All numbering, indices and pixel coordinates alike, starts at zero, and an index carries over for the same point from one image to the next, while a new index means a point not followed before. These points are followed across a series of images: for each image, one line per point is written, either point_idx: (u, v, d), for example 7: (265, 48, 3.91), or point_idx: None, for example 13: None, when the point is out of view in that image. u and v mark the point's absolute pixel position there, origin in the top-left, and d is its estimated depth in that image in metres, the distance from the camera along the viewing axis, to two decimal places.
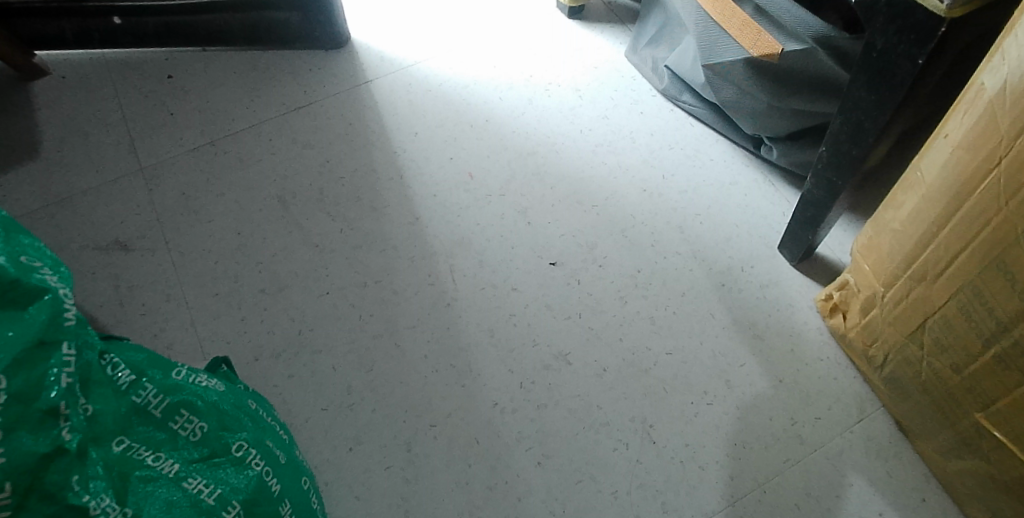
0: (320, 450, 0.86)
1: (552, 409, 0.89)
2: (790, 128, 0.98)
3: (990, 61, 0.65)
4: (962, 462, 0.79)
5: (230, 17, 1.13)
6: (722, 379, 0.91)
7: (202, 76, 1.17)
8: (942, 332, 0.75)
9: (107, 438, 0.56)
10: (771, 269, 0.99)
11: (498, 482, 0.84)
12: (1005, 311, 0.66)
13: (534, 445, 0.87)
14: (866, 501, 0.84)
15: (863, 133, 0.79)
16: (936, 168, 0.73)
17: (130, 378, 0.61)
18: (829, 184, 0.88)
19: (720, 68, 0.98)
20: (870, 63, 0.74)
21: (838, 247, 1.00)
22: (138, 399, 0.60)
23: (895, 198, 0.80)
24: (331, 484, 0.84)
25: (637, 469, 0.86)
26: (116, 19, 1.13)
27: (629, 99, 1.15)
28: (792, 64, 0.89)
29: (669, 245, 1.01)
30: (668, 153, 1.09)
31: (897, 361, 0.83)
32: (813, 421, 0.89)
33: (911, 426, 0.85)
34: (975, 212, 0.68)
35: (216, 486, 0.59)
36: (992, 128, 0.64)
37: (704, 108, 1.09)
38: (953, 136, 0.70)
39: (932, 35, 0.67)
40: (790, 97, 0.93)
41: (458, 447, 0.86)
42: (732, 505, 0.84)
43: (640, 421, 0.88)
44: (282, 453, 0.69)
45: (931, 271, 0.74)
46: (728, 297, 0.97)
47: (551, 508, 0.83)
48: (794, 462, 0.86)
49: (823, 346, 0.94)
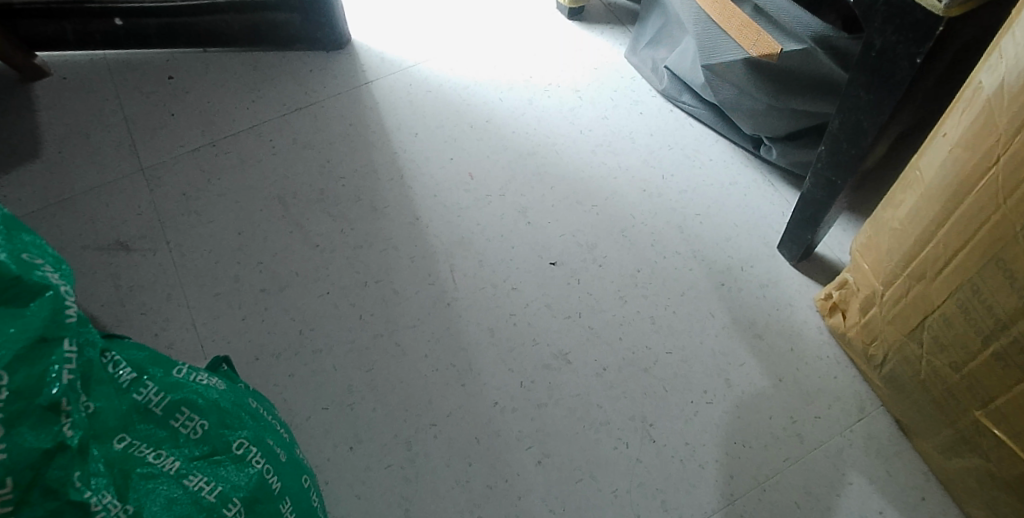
0: (320, 449, 0.86)
1: (552, 408, 0.89)
2: (789, 128, 0.98)
3: (988, 60, 0.66)
4: (962, 460, 0.79)
5: (231, 19, 1.14)
6: (722, 378, 0.91)
7: (203, 77, 1.17)
8: (942, 330, 0.75)
9: (108, 436, 0.57)
10: (771, 268, 0.99)
11: (498, 480, 0.85)
12: (1004, 308, 0.67)
13: (534, 444, 0.87)
14: (866, 499, 0.84)
15: (862, 133, 0.80)
16: (934, 167, 0.73)
17: (131, 376, 0.61)
18: (828, 184, 0.88)
19: (720, 69, 0.98)
20: (869, 63, 0.74)
21: (837, 246, 1.00)
22: (138, 397, 0.60)
23: (894, 197, 0.80)
24: (331, 483, 0.84)
25: (637, 467, 0.86)
26: (116, 21, 1.13)
27: (629, 100, 1.15)
28: (791, 64, 0.89)
29: (669, 245, 1.01)
30: (667, 153, 1.10)
31: (897, 360, 0.83)
32: (813, 420, 0.89)
33: (911, 425, 0.85)
34: (973, 210, 0.68)
35: (217, 484, 0.60)
36: (990, 126, 0.65)
37: (703, 108, 1.10)
38: (951, 134, 0.70)
39: (930, 34, 0.67)
40: (790, 97, 0.94)
41: (458, 446, 0.86)
42: (732, 504, 0.84)
43: (640, 419, 0.89)
44: (282, 451, 0.69)
45: (930, 270, 0.75)
46: (727, 296, 0.97)
47: (551, 506, 0.83)
48: (793, 461, 0.86)
49: (822, 346, 0.94)
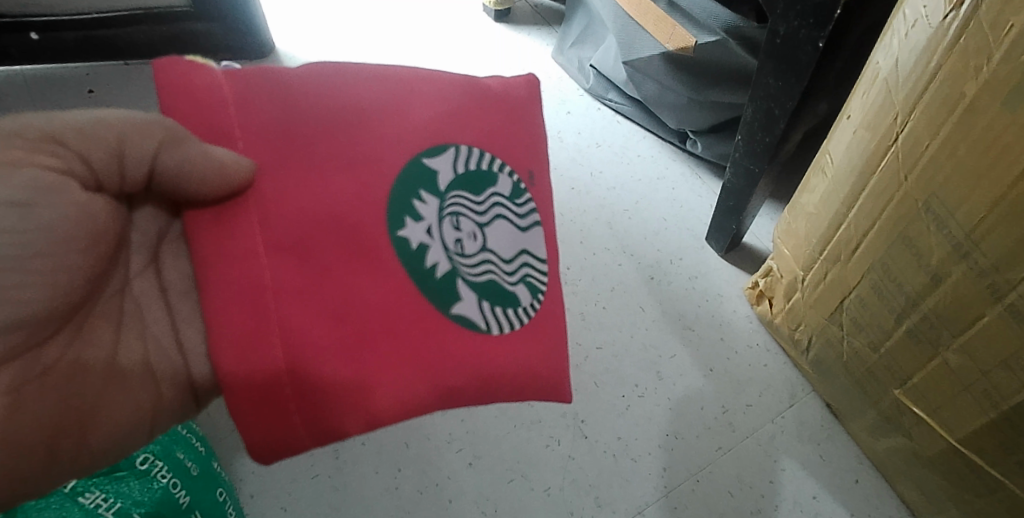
0: (245, 462, 0.82)
1: (483, 409, 0.88)
2: (711, 121, 0.99)
3: (883, 40, 0.67)
4: (889, 440, 0.81)
5: (150, 29, 1.04)
6: (654, 371, 0.91)
7: (125, 91, 1.10)
8: (858, 311, 0.76)
9: (407, 213, 0.52)
10: (700, 260, 1.00)
11: (428, 485, 0.83)
12: (914, 287, 0.68)
13: (465, 447, 0.85)
14: (800, 485, 0.85)
15: (774, 120, 0.81)
16: (842, 150, 0.74)
17: (424, 169, 0.53)
18: (747, 172, 0.89)
19: (641, 64, 0.99)
20: (775, 50, 0.75)
21: (764, 235, 1.02)
22: (432, 191, 0.53)
23: (809, 183, 0.82)
24: (255, 497, 0.81)
25: (570, 465, 0.85)
26: (32, 36, 1.01)
27: (557, 100, 1.15)
28: (707, 56, 0.90)
29: (598, 241, 1.01)
30: (596, 151, 1.10)
31: (821, 343, 0.84)
32: (745, 408, 0.89)
33: (841, 409, 0.87)
34: (876, 192, 0.70)
35: (115, 500, 0.67)
36: (888, 105, 0.66)
37: (630, 105, 1.11)
38: (854, 116, 0.72)
39: (829, 17, 0.68)
40: (708, 90, 0.95)
41: (387, 453, 0.84)
42: (667, 496, 0.83)
43: (572, 416, 0.88)
44: (195, 465, 0.72)
45: (844, 252, 0.76)
46: (658, 290, 0.97)
47: (483, 508, 0.82)
48: (726, 450, 0.86)
49: (752, 333, 0.95)
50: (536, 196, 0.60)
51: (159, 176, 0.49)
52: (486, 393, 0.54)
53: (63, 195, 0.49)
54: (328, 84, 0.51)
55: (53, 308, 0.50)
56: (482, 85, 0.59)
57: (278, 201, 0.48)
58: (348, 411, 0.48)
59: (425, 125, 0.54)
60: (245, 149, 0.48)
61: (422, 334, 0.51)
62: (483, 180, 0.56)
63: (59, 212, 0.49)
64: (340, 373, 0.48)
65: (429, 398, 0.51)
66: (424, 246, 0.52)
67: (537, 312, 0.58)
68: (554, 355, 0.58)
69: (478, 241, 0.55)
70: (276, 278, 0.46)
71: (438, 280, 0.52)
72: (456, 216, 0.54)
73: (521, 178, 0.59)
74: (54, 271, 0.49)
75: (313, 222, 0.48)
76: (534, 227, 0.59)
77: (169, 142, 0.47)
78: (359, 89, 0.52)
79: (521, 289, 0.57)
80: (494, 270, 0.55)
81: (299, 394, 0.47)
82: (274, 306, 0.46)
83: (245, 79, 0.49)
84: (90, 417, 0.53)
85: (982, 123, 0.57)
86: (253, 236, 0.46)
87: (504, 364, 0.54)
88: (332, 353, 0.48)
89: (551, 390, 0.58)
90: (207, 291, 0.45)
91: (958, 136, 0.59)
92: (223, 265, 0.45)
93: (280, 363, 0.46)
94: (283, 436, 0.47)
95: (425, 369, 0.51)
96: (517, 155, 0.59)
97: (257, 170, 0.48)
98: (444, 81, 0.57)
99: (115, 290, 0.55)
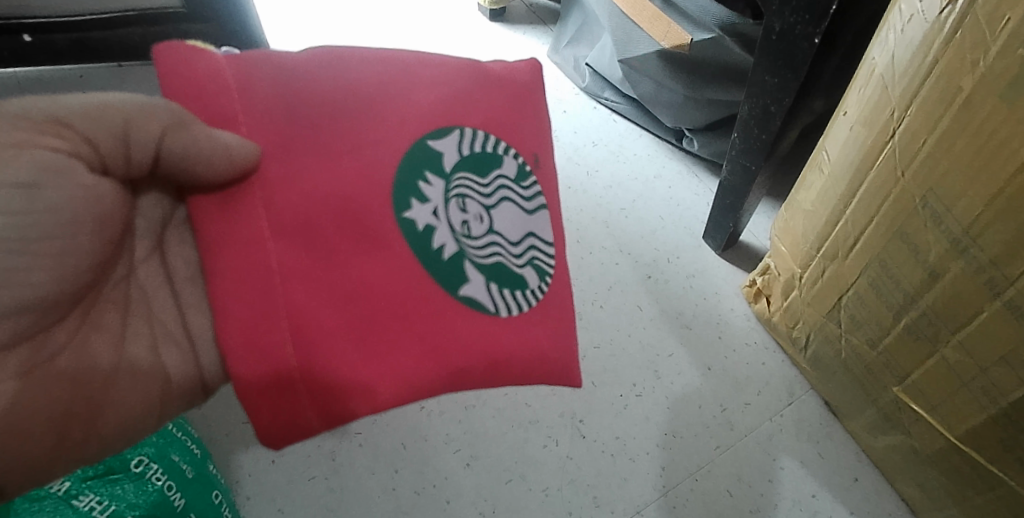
0: (240, 465, 0.82)
1: (480, 409, 0.87)
2: (708, 119, 0.99)
3: (879, 36, 0.67)
4: (888, 438, 0.81)
5: (144, 30, 1.03)
6: (652, 370, 0.91)
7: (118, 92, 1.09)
8: (856, 308, 0.76)
9: (413, 195, 0.51)
10: (697, 259, 1.00)
11: (426, 486, 0.82)
12: (912, 283, 0.68)
13: (462, 447, 0.85)
14: (799, 483, 0.85)
15: (771, 117, 0.80)
16: (838, 146, 0.74)
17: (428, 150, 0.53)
18: (744, 170, 0.88)
19: (637, 62, 0.99)
20: (771, 47, 0.75)
21: (761, 233, 1.02)
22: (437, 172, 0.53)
23: (805, 179, 0.82)
24: (251, 499, 0.80)
25: (568, 465, 0.84)
26: (26, 37, 1.01)
27: (553, 99, 1.15)
28: (702, 53, 0.90)
29: (595, 240, 1.01)
30: (592, 150, 1.09)
31: (819, 340, 0.84)
32: (743, 406, 0.89)
33: (840, 406, 0.86)
34: (873, 190, 0.69)
35: (110, 503, 0.66)
36: (884, 100, 0.66)
37: (626, 104, 1.10)
38: (851, 112, 0.72)
39: (824, 13, 0.68)
40: (703, 87, 0.94)
41: (384, 454, 0.84)
42: (665, 496, 0.83)
43: (570, 416, 0.87)
44: (190, 468, 0.71)
45: (841, 249, 0.75)
46: (655, 289, 0.97)
47: (481, 509, 0.81)
48: (724, 449, 0.86)
49: (750, 331, 0.95)
50: (542, 179, 0.60)
51: (162, 164, 0.48)
52: (495, 375, 0.54)
53: (70, 177, 0.48)
54: (330, 65, 0.50)
55: (47, 308, 0.50)
56: (486, 67, 0.58)
57: (281, 187, 0.47)
58: (358, 397, 0.49)
59: (429, 109, 0.54)
60: (249, 133, 0.47)
61: (430, 318, 0.51)
62: (488, 161, 0.56)
63: (59, 195, 0.48)
64: (349, 358, 0.48)
65: (439, 380, 0.52)
66: (430, 228, 0.52)
67: (546, 294, 0.58)
68: (562, 336, 0.58)
69: (484, 224, 0.54)
70: (282, 264, 0.46)
71: (445, 262, 0.52)
72: (462, 199, 0.54)
73: (526, 161, 0.59)
74: (59, 254, 0.49)
75: (318, 207, 0.48)
76: (540, 209, 0.59)
77: (173, 126, 0.46)
78: (362, 71, 0.51)
79: (529, 271, 0.57)
80: (501, 251, 0.55)
81: (309, 380, 0.47)
82: (281, 294, 0.46)
83: (247, 60, 0.47)
84: (92, 408, 0.52)
85: (979, 117, 0.57)
86: (258, 220, 0.46)
87: (513, 348, 0.55)
88: (340, 339, 0.48)
89: (560, 372, 0.58)
90: (211, 280, 0.44)
91: (955, 130, 0.59)
92: (227, 253, 0.45)
93: (289, 351, 0.46)
94: (294, 422, 0.47)
95: (433, 354, 0.51)
96: (521, 138, 0.59)
97: (261, 155, 0.47)
98: (448, 63, 0.56)
99: (120, 277, 0.55)
